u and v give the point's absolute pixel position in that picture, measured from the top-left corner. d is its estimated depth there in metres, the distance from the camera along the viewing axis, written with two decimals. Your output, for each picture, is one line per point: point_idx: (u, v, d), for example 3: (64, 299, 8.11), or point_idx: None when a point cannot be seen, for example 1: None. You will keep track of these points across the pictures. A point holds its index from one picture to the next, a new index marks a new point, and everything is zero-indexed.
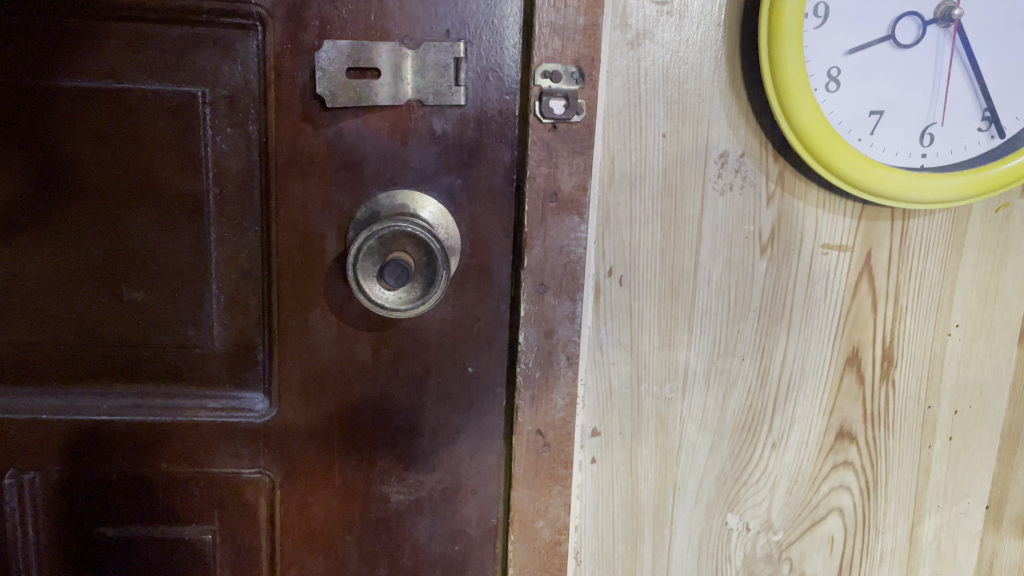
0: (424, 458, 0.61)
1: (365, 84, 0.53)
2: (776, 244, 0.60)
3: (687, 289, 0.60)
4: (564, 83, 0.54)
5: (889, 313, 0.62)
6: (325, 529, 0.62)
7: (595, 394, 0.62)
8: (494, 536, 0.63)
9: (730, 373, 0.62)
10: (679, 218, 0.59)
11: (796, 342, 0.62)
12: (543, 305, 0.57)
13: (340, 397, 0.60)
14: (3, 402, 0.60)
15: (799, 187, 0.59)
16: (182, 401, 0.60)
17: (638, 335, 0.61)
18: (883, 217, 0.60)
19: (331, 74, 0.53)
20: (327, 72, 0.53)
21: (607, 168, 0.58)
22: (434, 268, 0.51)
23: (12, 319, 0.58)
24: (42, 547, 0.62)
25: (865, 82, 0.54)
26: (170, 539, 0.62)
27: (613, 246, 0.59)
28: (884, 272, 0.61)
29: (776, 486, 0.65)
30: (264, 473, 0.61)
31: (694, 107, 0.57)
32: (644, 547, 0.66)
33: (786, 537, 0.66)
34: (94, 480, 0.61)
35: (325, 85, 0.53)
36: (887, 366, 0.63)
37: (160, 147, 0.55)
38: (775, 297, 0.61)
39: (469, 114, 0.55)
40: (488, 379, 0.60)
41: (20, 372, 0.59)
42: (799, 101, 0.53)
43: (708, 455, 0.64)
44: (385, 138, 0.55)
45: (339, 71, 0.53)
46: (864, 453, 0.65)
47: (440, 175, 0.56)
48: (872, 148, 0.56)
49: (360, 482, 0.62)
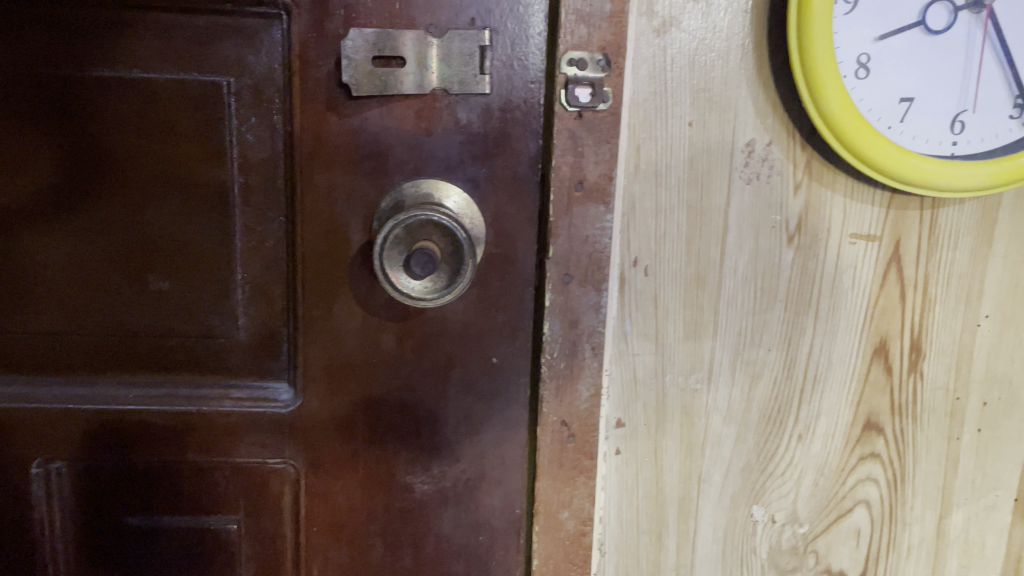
0: (448, 449, 0.61)
1: (391, 73, 0.53)
2: (803, 234, 0.59)
3: (713, 279, 0.60)
4: (590, 71, 0.53)
5: (917, 303, 0.61)
6: (350, 519, 0.63)
7: (619, 385, 0.61)
8: (518, 527, 0.63)
9: (756, 364, 0.62)
10: (705, 207, 0.58)
11: (823, 333, 0.61)
12: (568, 295, 0.57)
13: (365, 387, 0.60)
14: (30, 391, 0.60)
15: (827, 176, 0.58)
16: (207, 391, 0.60)
17: (663, 325, 0.60)
18: (912, 206, 0.59)
19: (357, 63, 0.53)
20: (352, 61, 0.53)
21: (632, 157, 0.57)
22: (460, 257, 0.52)
23: (40, 308, 0.58)
24: (68, 536, 0.63)
25: (895, 69, 0.53)
26: (195, 528, 0.62)
27: (639, 236, 0.59)
28: (913, 261, 0.60)
29: (803, 478, 0.64)
30: (289, 463, 0.61)
31: (720, 96, 0.56)
32: (669, 539, 0.65)
33: (812, 529, 0.66)
34: (120, 469, 0.61)
35: (351, 74, 0.53)
36: (915, 357, 0.62)
37: (186, 137, 0.55)
38: (802, 287, 0.60)
39: (494, 103, 0.55)
40: (512, 369, 0.60)
41: (47, 361, 0.59)
42: (829, 88, 0.52)
43: (734, 446, 0.63)
44: (409, 127, 0.55)
45: (364, 60, 0.53)
46: (891, 446, 0.64)
47: (465, 164, 0.56)
48: (902, 136, 0.55)
49: (384, 472, 0.62)
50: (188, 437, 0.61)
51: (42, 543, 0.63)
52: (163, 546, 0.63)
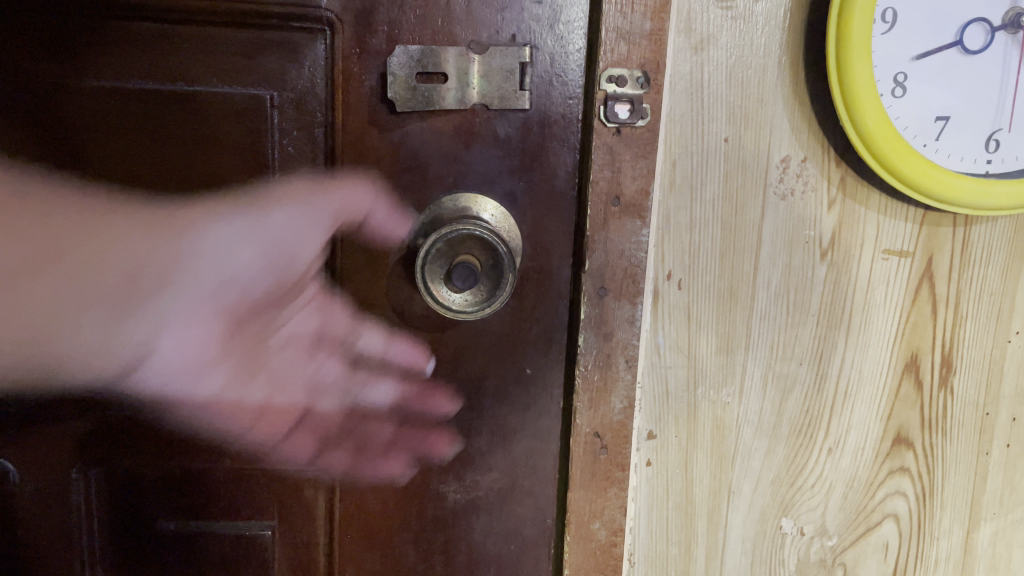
0: (481, 458, 0.62)
1: (433, 88, 0.54)
2: (836, 249, 0.60)
3: (746, 293, 0.60)
4: (630, 88, 0.54)
5: (949, 319, 0.61)
6: (383, 526, 0.63)
7: (651, 397, 0.62)
8: (549, 536, 0.64)
9: (787, 378, 0.62)
10: (739, 222, 0.59)
11: (854, 347, 0.62)
12: (603, 308, 0.57)
13: (400, 396, 0.60)
14: None
15: (861, 192, 0.59)
16: (245, 399, 0.61)
17: (695, 338, 0.61)
18: (945, 222, 0.60)
19: (401, 79, 0.54)
20: (397, 76, 0.54)
21: (668, 172, 0.58)
22: (501, 271, 0.53)
23: None
24: (106, 540, 0.64)
25: (932, 88, 0.54)
26: (231, 533, 0.63)
27: (673, 249, 0.59)
28: (945, 277, 0.61)
29: (832, 491, 0.65)
30: (323, 470, 0.62)
31: (756, 112, 0.57)
32: (698, 550, 0.66)
33: (840, 542, 0.66)
34: (157, 475, 0.62)
35: (395, 89, 0.54)
36: (947, 372, 0.63)
37: (228, 149, 0.56)
38: (835, 301, 0.61)
39: (532, 118, 0.56)
40: (545, 380, 0.60)
41: None
42: (867, 106, 0.53)
43: (764, 459, 0.64)
44: (448, 141, 0.56)
45: (408, 76, 0.54)
46: (920, 460, 0.64)
47: (503, 178, 0.57)
48: (937, 154, 0.55)
49: (418, 480, 0.62)
50: (225, 444, 0.62)
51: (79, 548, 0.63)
52: (199, 551, 0.64)
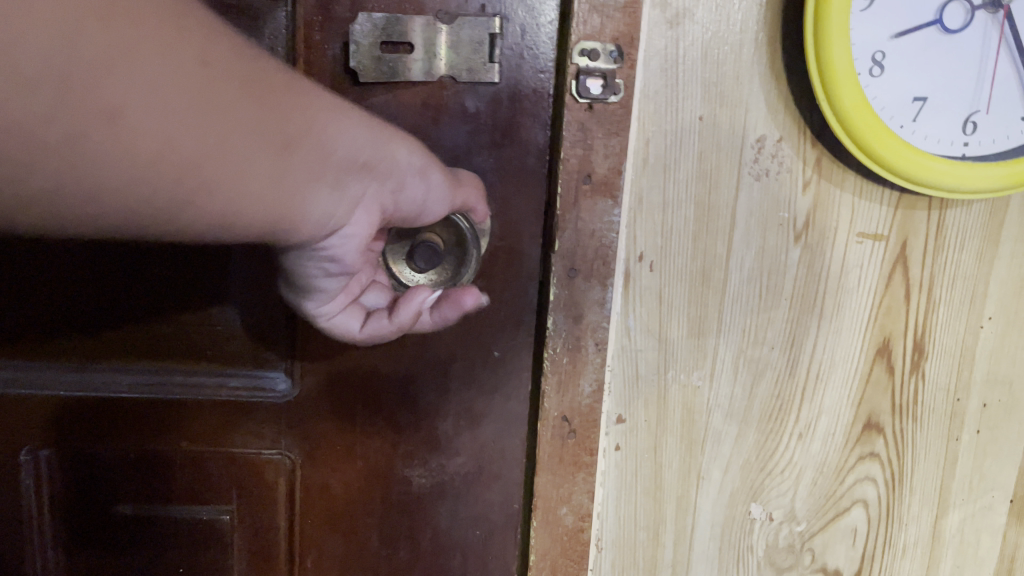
0: (448, 442, 0.61)
1: (399, 59, 0.52)
2: (810, 232, 0.59)
3: (718, 276, 0.59)
4: (602, 62, 0.52)
5: (922, 303, 0.61)
6: (347, 510, 0.62)
7: (621, 380, 0.61)
8: (516, 521, 0.63)
9: (759, 362, 0.61)
10: (713, 203, 0.58)
11: (827, 333, 0.61)
12: (573, 289, 0.56)
13: (364, 378, 0.59)
14: (22, 377, 0.59)
15: (836, 174, 0.58)
16: (202, 379, 0.59)
17: (666, 321, 0.60)
18: (921, 206, 0.59)
19: (364, 48, 0.52)
20: (360, 45, 0.52)
21: (641, 151, 0.56)
22: (464, 247, 0.56)
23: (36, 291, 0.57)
24: (57, 525, 0.62)
25: (910, 68, 0.53)
26: (187, 519, 0.61)
27: (645, 229, 0.58)
28: (920, 261, 0.60)
29: (801, 477, 0.64)
30: (284, 454, 0.60)
31: (731, 90, 0.56)
32: (666, 536, 0.65)
33: (809, 527, 0.66)
34: (110, 458, 0.60)
35: (359, 58, 0.52)
36: (918, 358, 0.62)
37: None
38: (808, 286, 0.60)
39: (503, 92, 0.54)
40: (513, 362, 0.59)
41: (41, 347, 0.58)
42: (844, 87, 0.51)
43: (734, 444, 0.63)
44: (416, 115, 0.54)
45: (372, 45, 0.52)
46: (891, 446, 0.64)
47: (473, 154, 0.55)
48: (914, 135, 0.54)
49: (383, 464, 0.61)
50: (180, 426, 0.60)
51: (29, 533, 0.61)
52: (153, 538, 0.61)
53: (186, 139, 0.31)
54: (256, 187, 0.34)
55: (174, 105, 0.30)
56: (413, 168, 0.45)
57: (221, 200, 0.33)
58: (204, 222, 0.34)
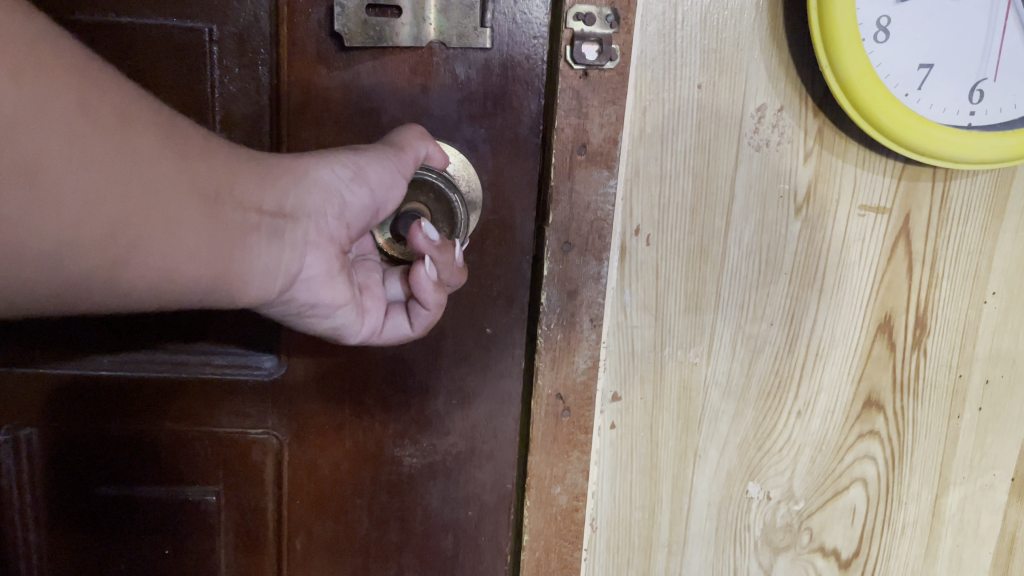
0: (440, 422, 0.59)
1: (386, 23, 0.50)
2: (811, 205, 0.57)
3: (717, 250, 0.58)
4: (598, 27, 0.50)
5: (924, 277, 0.59)
6: (334, 491, 0.60)
7: (617, 357, 0.60)
8: (509, 501, 0.61)
9: (757, 339, 0.60)
10: (711, 174, 0.56)
11: (827, 308, 0.59)
12: (567, 264, 0.54)
13: (353, 355, 0.57)
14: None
15: (838, 144, 0.56)
16: (186, 357, 0.57)
17: (663, 297, 0.59)
18: (924, 177, 0.57)
19: (350, 10, 0.49)
20: (345, 8, 0.49)
21: (638, 120, 0.55)
22: (445, 197, 0.53)
23: None
24: (38, 508, 0.60)
25: (916, 34, 0.51)
26: (176, 494, 0.60)
27: (641, 202, 0.56)
28: (922, 235, 0.58)
29: (800, 455, 0.63)
30: (271, 433, 0.59)
31: (732, 57, 0.54)
32: (661, 515, 0.64)
33: (807, 506, 0.65)
34: (93, 438, 0.59)
35: (342, 21, 0.50)
36: (920, 334, 0.61)
37: (162, 89, 0.51)
38: (808, 260, 0.58)
39: (494, 59, 0.52)
40: (505, 339, 0.58)
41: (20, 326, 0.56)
42: (848, 57, 0.50)
43: (731, 423, 0.62)
44: (404, 83, 0.52)
45: (357, 8, 0.49)
46: (891, 423, 0.63)
47: (463, 124, 0.53)
48: (919, 104, 0.52)
49: (372, 445, 0.59)
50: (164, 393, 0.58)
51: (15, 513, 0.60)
52: (142, 513, 0.60)
53: (110, 204, 0.33)
54: (191, 239, 0.36)
55: (96, 169, 0.32)
56: (347, 181, 0.43)
57: (156, 254, 0.35)
58: (141, 276, 0.35)
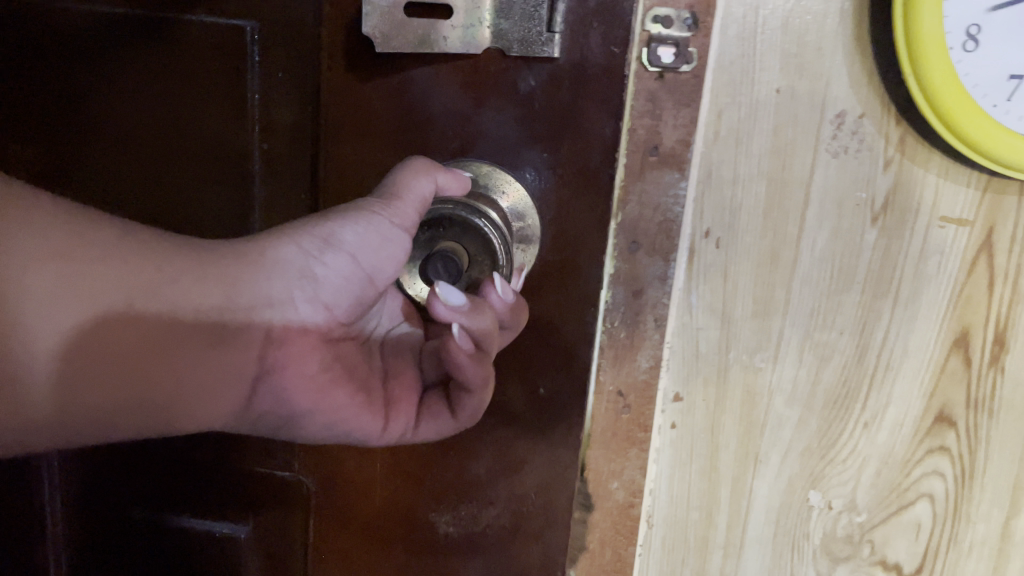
0: (481, 490, 0.59)
1: (434, 26, 0.49)
2: (889, 214, 0.56)
3: (788, 256, 0.57)
4: (676, 30, 0.50)
5: (1006, 293, 0.57)
6: (367, 546, 0.63)
7: (680, 357, 0.60)
8: None
9: (826, 347, 0.59)
10: (786, 180, 0.56)
11: (901, 319, 0.58)
12: (634, 263, 0.55)
13: None
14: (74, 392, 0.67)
15: (921, 153, 0.55)
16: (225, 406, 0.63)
17: (730, 300, 0.58)
18: (1011, 191, 0.55)
19: (385, 12, 0.48)
20: (383, 9, 0.48)
21: (713, 122, 0.55)
22: (464, 226, 0.50)
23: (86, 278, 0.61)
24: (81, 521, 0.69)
25: (1008, 43, 0.49)
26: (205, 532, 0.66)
27: (713, 205, 0.56)
28: (1006, 249, 0.56)
29: (865, 466, 0.62)
30: (300, 478, 0.63)
31: (813, 62, 0.53)
32: (719, 517, 0.64)
33: (870, 519, 0.64)
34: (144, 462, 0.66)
35: (376, 24, 0.49)
36: (999, 351, 0.59)
37: (213, 98, 0.55)
38: (883, 271, 0.57)
39: (563, 69, 0.50)
40: (558, 404, 0.56)
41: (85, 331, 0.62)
42: (936, 75, 0.49)
43: (795, 430, 0.61)
44: (457, 96, 0.52)
45: (398, 9, 0.48)
46: (963, 440, 0.61)
47: (522, 148, 0.52)
48: (1008, 116, 0.50)
49: (407, 505, 0.61)
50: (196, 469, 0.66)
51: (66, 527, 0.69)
52: (172, 543, 0.68)
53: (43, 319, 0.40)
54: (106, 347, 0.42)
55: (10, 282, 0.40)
56: (316, 251, 0.47)
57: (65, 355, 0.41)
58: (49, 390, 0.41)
